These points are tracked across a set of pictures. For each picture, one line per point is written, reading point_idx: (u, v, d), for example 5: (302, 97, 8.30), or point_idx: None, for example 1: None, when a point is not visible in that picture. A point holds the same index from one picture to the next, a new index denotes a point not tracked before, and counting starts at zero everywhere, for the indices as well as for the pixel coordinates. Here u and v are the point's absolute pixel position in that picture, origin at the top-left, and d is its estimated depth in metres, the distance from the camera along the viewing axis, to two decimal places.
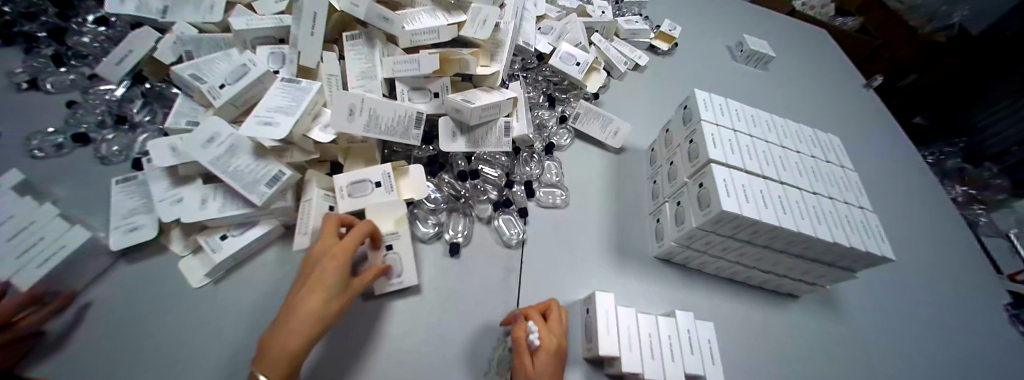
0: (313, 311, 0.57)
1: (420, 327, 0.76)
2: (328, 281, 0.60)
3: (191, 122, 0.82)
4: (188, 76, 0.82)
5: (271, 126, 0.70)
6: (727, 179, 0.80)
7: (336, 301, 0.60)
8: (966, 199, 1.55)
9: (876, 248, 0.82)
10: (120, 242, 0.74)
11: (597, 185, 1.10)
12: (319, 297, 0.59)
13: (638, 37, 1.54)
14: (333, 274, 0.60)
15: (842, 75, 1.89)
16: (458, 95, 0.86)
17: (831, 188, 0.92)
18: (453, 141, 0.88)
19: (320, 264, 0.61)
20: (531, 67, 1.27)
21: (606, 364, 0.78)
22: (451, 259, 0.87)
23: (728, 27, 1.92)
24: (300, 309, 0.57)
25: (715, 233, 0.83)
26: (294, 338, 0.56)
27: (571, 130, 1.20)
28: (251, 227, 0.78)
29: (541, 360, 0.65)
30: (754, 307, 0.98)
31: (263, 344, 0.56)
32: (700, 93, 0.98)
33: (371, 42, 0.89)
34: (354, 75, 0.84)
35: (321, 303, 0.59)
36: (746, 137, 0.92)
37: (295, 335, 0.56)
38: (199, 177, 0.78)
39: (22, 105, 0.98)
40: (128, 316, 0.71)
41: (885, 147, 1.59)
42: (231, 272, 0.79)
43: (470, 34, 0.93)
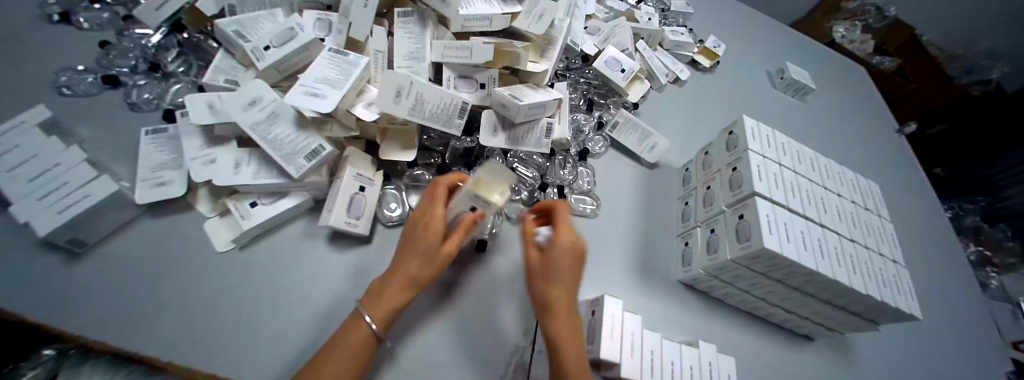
0: (407, 277, 0.63)
1: (435, 358, 0.71)
2: (425, 245, 0.63)
3: (230, 81, 0.79)
4: (232, 33, 0.78)
5: (318, 98, 0.67)
6: (770, 215, 0.77)
7: (436, 265, 0.64)
8: (979, 259, 1.53)
9: (906, 306, 0.81)
10: (145, 196, 0.72)
11: (627, 197, 1.08)
12: (420, 265, 0.63)
13: (681, 49, 1.50)
14: (433, 238, 0.64)
15: (877, 116, 1.85)
16: (506, 90, 0.83)
17: (868, 237, 0.90)
18: (493, 136, 0.85)
19: (415, 235, 0.65)
20: (575, 67, 1.22)
21: None
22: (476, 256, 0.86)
23: (768, 50, 1.87)
24: (406, 266, 0.63)
25: (747, 267, 0.81)
26: (392, 293, 0.62)
27: (606, 138, 1.17)
28: (282, 198, 0.76)
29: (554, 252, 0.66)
30: (768, 343, 0.97)
31: (374, 294, 0.63)
32: (748, 120, 0.95)
33: (423, 21, 0.85)
34: (402, 55, 0.81)
35: (425, 266, 0.63)
36: (790, 173, 0.90)
37: (391, 291, 0.62)
38: (233, 139, 0.75)
39: (55, 39, 0.95)
40: (153, 271, 0.70)
41: (911, 196, 1.56)
42: (255, 240, 0.77)
43: (524, 27, 0.90)
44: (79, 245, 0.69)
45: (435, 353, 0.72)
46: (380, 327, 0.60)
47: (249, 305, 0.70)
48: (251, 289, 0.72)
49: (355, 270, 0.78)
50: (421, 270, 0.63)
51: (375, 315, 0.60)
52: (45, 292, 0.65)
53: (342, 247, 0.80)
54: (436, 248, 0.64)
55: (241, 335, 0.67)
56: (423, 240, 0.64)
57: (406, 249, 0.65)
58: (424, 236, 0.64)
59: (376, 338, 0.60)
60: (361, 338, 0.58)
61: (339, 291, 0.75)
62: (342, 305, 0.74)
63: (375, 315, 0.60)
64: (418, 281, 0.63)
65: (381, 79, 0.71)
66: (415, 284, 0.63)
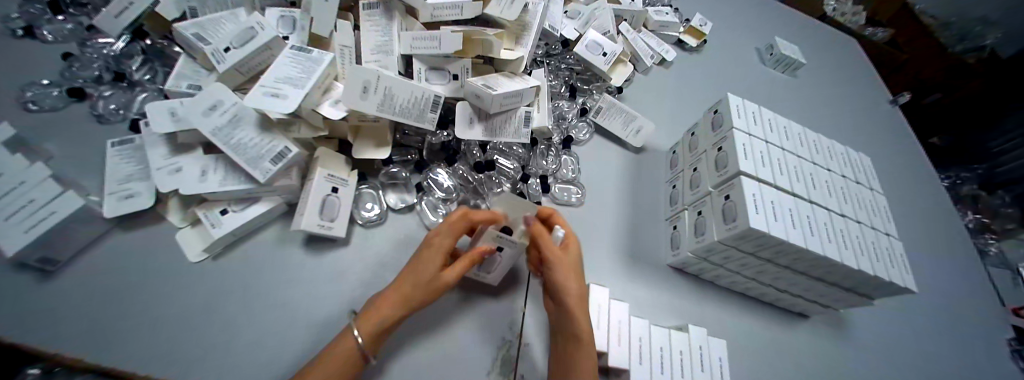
0: (400, 296, 0.61)
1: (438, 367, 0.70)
2: (426, 267, 0.63)
3: (193, 86, 0.76)
4: (191, 36, 0.76)
5: (280, 99, 0.65)
6: (756, 194, 0.75)
7: (430, 289, 0.62)
8: (976, 226, 1.51)
9: (899, 279, 0.79)
10: (113, 209, 0.71)
11: (614, 183, 1.06)
12: (419, 286, 0.62)
13: (667, 30, 1.46)
14: (433, 263, 0.63)
15: (870, 88, 1.81)
16: (480, 80, 0.80)
17: (859, 211, 0.88)
18: (469, 128, 0.83)
19: (418, 257, 0.64)
20: (555, 53, 1.19)
21: (610, 372, 0.76)
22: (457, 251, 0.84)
23: (756, 26, 1.83)
24: (402, 287, 0.62)
25: (735, 248, 0.80)
26: (383, 310, 0.60)
27: (591, 124, 1.15)
28: (253, 203, 0.74)
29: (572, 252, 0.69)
30: (762, 324, 0.96)
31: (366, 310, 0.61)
32: (733, 97, 0.92)
33: (390, 14, 0.82)
34: (369, 49, 0.78)
35: (419, 289, 0.62)
36: (777, 150, 0.88)
37: (384, 308, 0.61)
38: (200, 146, 0.73)
39: (18, 53, 0.93)
40: (124, 286, 0.69)
41: (906, 168, 1.54)
42: (229, 249, 0.75)
43: (497, 13, 0.86)
44: (50, 263, 0.67)
45: (430, 369, 0.70)
46: (366, 342, 0.59)
47: (224, 316, 0.69)
48: (226, 299, 0.70)
49: (335, 272, 0.77)
50: (417, 290, 0.62)
51: (364, 329, 0.58)
52: (18, 312, 0.63)
53: (320, 251, 0.79)
54: (435, 272, 0.63)
55: (217, 346, 0.66)
56: (423, 265, 0.63)
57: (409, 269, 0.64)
58: (425, 256, 0.64)
59: (362, 353, 0.59)
60: (345, 353, 0.57)
61: (320, 295, 0.74)
62: (323, 309, 0.72)
63: (363, 329, 0.58)
64: (410, 302, 0.61)
65: (348, 74, 0.69)
66: (406, 306, 0.61)
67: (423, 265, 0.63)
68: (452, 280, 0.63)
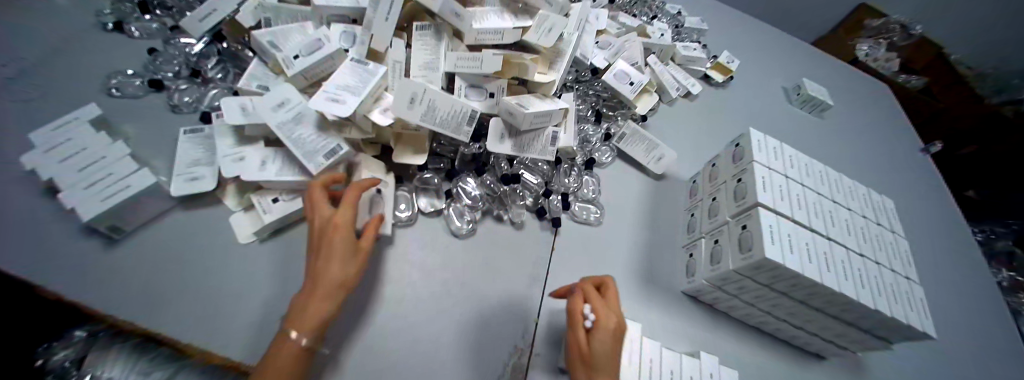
0: (337, 281, 0.60)
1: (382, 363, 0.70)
2: (337, 246, 0.61)
3: (261, 86, 0.86)
4: (266, 44, 0.86)
5: (338, 103, 0.73)
6: (773, 226, 0.77)
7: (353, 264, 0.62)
8: (1015, 286, 1.44)
9: (920, 324, 0.78)
10: (179, 188, 0.79)
11: (632, 207, 1.09)
12: (346, 264, 0.61)
13: (694, 64, 1.51)
14: (348, 239, 0.62)
15: (901, 134, 1.79)
16: (513, 99, 0.87)
17: (880, 253, 0.88)
18: (500, 143, 0.89)
19: (325, 229, 0.63)
20: (584, 80, 1.25)
21: None
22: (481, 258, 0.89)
23: (783, 66, 1.86)
24: (327, 266, 0.60)
25: (750, 278, 0.81)
26: (320, 303, 0.58)
27: (613, 148, 1.20)
28: (301, 195, 0.82)
29: (600, 336, 0.64)
30: (776, 360, 0.94)
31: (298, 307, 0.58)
32: (754, 132, 0.95)
33: (439, 35, 0.91)
34: (417, 65, 0.87)
35: (346, 267, 0.61)
36: (797, 185, 0.90)
37: (318, 299, 0.58)
38: (262, 139, 0.82)
39: (110, 46, 1.06)
40: (176, 259, 0.76)
41: (936, 218, 1.50)
42: (275, 234, 0.83)
43: (534, 40, 0.93)
44: (118, 231, 0.76)
45: (394, 357, 0.71)
46: (310, 341, 0.57)
47: (261, 294, 0.75)
48: (264, 280, 0.76)
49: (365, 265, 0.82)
50: (344, 270, 0.61)
51: (303, 324, 0.57)
52: (86, 273, 0.71)
53: None
54: (353, 246, 0.62)
55: (251, 323, 0.71)
56: (339, 242, 0.61)
57: (320, 253, 0.61)
58: (333, 234, 0.62)
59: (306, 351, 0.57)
60: (292, 355, 0.55)
61: None
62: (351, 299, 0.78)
63: (302, 330, 0.56)
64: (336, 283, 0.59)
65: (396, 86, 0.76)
66: (340, 285, 0.60)
67: (341, 243, 0.61)
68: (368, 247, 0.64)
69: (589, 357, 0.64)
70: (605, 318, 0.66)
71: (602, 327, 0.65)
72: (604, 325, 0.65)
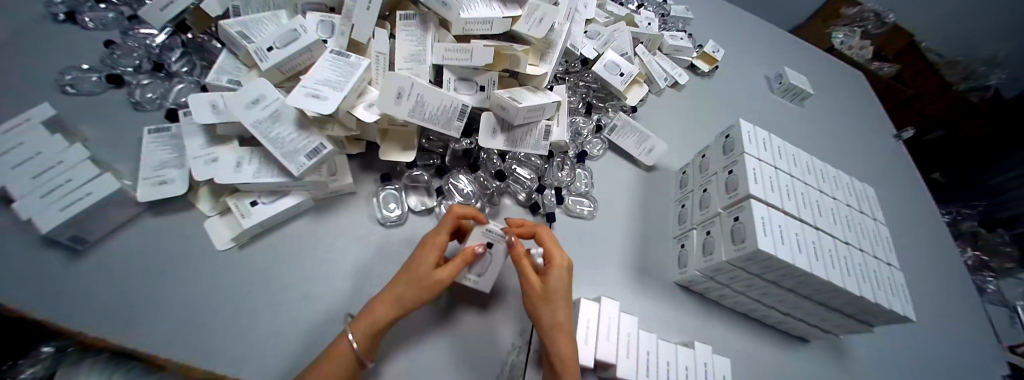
0: (399, 300, 0.61)
1: (419, 362, 0.71)
2: (421, 267, 0.63)
3: (232, 81, 0.79)
4: (236, 34, 0.78)
5: (320, 100, 0.68)
6: (765, 217, 0.78)
7: (426, 292, 0.61)
8: (975, 264, 1.54)
9: (900, 308, 0.81)
10: (148, 194, 0.73)
11: (624, 199, 1.08)
12: (412, 285, 0.62)
13: (680, 54, 1.50)
14: (428, 261, 0.64)
15: (875, 122, 1.86)
16: (506, 92, 0.84)
17: (863, 240, 0.91)
18: (492, 138, 0.86)
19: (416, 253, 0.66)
20: (574, 71, 1.22)
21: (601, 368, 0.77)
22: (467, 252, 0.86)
23: (764, 55, 1.88)
24: (397, 285, 0.62)
25: (742, 269, 0.82)
26: (384, 307, 0.61)
27: (604, 140, 1.18)
28: (283, 197, 0.77)
29: (554, 275, 0.67)
30: (765, 346, 0.97)
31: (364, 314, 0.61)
32: (744, 124, 0.96)
33: (425, 25, 0.86)
34: (404, 57, 0.82)
35: (412, 287, 0.61)
36: (785, 176, 0.91)
37: (384, 305, 0.61)
38: (236, 138, 0.76)
39: (59, 37, 0.96)
40: (154, 268, 0.71)
41: (908, 201, 1.57)
42: (255, 239, 0.78)
43: (524, 30, 0.90)
44: (82, 243, 0.69)
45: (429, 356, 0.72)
46: (361, 347, 0.59)
47: (247, 303, 0.71)
48: (250, 288, 0.72)
49: (355, 269, 0.79)
50: (410, 291, 0.61)
51: (358, 333, 0.59)
52: (49, 289, 0.65)
53: (341, 248, 0.81)
54: (428, 272, 0.63)
55: (238, 333, 0.68)
56: (418, 263, 0.64)
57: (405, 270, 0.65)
58: (420, 251, 0.66)
59: (357, 358, 0.59)
60: (340, 357, 0.57)
61: (338, 289, 0.76)
62: (342, 304, 0.74)
63: (358, 332, 0.59)
64: (403, 302, 0.61)
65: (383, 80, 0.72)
66: (399, 305, 0.61)
67: (418, 263, 0.64)
68: (447, 278, 0.63)
69: (543, 294, 0.66)
70: (556, 254, 0.69)
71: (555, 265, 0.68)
72: (558, 263, 0.68)
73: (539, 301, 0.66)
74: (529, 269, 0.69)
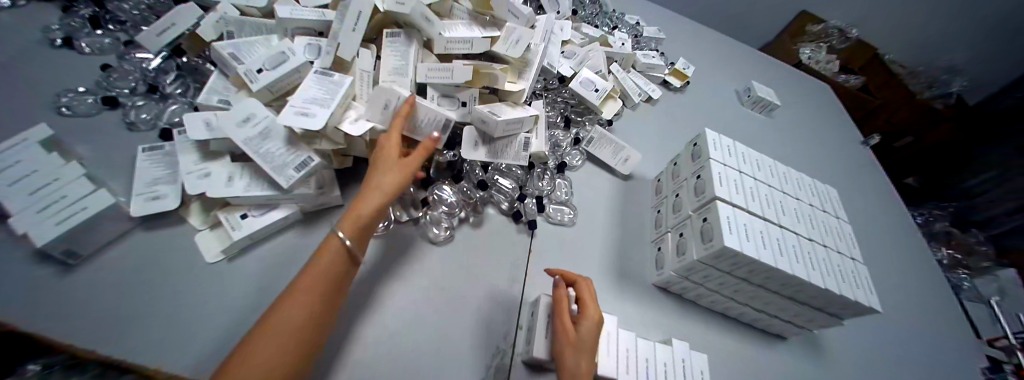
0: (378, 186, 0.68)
1: (377, 357, 0.71)
2: (387, 160, 0.71)
3: (223, 101, 0.84)
4: (228, 54, 0.84)
5: (308, 117, 0.73)
6: (730, 217, 0.84)
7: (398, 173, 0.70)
8: (950, 262, 1.60)
9: (864, 299, 0.86)
10: (141, 209, 0.75)
11: (603, 206, 1.14)
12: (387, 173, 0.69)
13: (653, 71, 1.61)
14: (393, 152, 0.73)
15: (841, 130, 1.97)
16: (487, 107, 0.90)
17: (826, 237, 0.97)
18: (474, 150, 0.92)
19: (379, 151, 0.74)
20: (552, 87, 1.30)
21: None
22: (435, 252, 0.90)
23: (735, 71, 2.01)
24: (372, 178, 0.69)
25: (714, 267, 0.87)
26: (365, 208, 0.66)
27: (583, 152, 1.25)
28: (272, 210, 0.80)
29: (585, 325, 0.73)
30: (742, 343, 1.01)
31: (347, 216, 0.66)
32: (709, 133, 1.03)
33: (410, 42, 0.91)
34: (388, 72, 0.87)
35: (388, 173, 0.69)
36: (750, 179, 0.97)
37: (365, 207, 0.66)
38: (227, 154, 0.80)
39: (56, 62, 0.99)
40: (143, 280, 0.73)
41: (875, 203, 1.66)
42: (245, 251, 0.80)
43: (502, 51, 0.98)
44: (74, 257, 0.71)
45: (388, 352, 0.72)
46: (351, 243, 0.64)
47: (234, 312, 0.73)
48: (238, 298, 0.74)
49: None
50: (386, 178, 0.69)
51: (346, 230, 0.64)
52: (39, 303, 0.66)
53: None
54: (395, 159, 0.72)
55: (224, 342, 0.69)
56: (386, 156, 0.72)
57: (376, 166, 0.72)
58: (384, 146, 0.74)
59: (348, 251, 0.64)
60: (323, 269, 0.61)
61: None
62: None
63: (346, 229, 0.64)
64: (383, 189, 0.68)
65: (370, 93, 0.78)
66: (383, 194, 0.68)
67: (386, 155, 0.72)
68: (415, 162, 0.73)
69: (575, 341, 0.71)
70: (591, 308, 0.76)
71: (588, 318, 0.74)
72: (591, 316, 0.74)
73: (569, 347, 0.70)
74: (565, 317, 0.75)
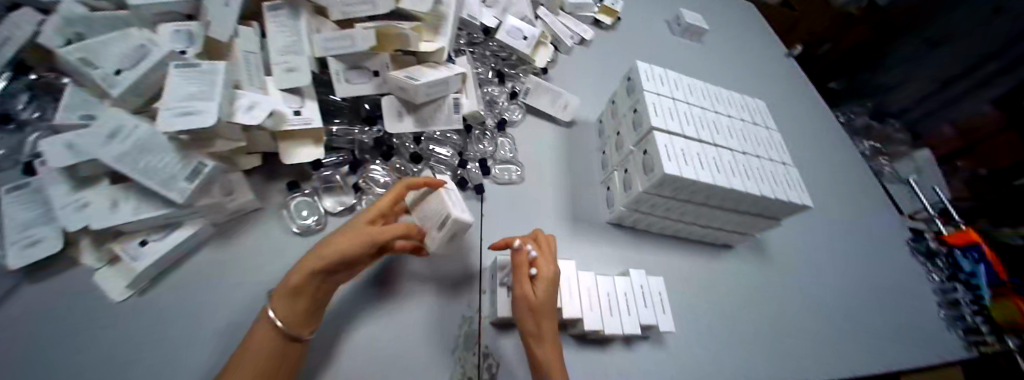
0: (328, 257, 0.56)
1: (360, 356, 0.68)
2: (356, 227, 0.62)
3: (86, 116, 0.70)
4: (76, 61, 0.69)
5: (195, 116, 0.64)
6: (667, 145, 0.84)
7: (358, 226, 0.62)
8: (872, 153, 1.77)
9: (797, 198, 0.91)
10: (20, 259, 0.65)
11: (549, 156, 1.12)
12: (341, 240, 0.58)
13: (582, 11, 1.55)
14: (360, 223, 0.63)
15: (769, 45, 2.03)
16: (402, 72, 0.83)
17: (759, 148, 1.01)
18: (400, 121, 0.87)
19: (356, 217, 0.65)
20: (478, 41, 1.23)
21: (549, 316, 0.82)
22: None
23: (664, 1, 1.99)
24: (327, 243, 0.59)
25: (658, 195, 0.88)
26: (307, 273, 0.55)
27: (522, 105, 1.20)
28: (175, 229, 0.72)
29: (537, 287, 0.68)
30: (697, 261, 1.06)
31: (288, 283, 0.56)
32: (641, 65, 1.02)
33: (297, 12, 0.82)
34: (275, 50, 0.77)
35: (342, 241, 0.58)
36: (683, 104, 0.98)
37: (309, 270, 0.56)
38: (105, 177, 0.69)
39: None
40: (43, 336, 0.63)
41: (805, 109, 1.75)
42: (160, 279, 0.72)
43: (410, 7, 0.87)
44: None
45: (371, 347, 0.70)
46: (291, 313, 0.56)
47: (163, 345, 0.65)
48: (164, 330, 0.67)
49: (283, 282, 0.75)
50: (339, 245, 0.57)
51: (285, 301, 0.55)
52: None
53: (261, 267, 0.77)
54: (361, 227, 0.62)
55: (158, 377, 0.62)
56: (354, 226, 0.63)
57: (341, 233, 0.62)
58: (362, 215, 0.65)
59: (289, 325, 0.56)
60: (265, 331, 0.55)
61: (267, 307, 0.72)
62: None
63: (283, 302, 0.55)
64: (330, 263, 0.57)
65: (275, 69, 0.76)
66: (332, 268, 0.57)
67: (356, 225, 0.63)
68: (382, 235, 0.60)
69: (533, 309, 0.67)
70: (546, 270, 0.70)
71: (545, 280, 0.68)
72: (547, 275, 0.69)
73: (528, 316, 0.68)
74: (522, 281, 0.69)
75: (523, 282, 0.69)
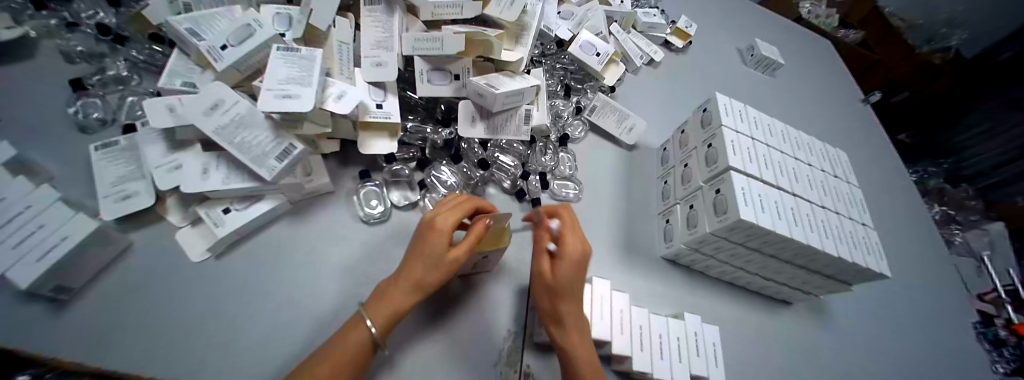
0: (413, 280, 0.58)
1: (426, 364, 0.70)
2: (435, 249, 0.59)
3: (187, 84, 0.75)
4: (185, 31, 0.72)
5: (291, 99, 0.65)
6: (745, 189, 0.80)
7: (443, 272, 0.59)
8: (942, 219, 1.57)
9: (876, 266, 0.85)
10: (112, 211, 0.69)
11: (609, 179, 1.09)
12: (432, 270, 0.59)
13: (655, 31, 1.50)
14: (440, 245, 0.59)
15: (844, 88, 1.90)
16: (482, 79, 0.82)
17: (838, 203, 0.94)
18: (472, 126, 0.86)
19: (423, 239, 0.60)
20: (550, 53, 1.22)
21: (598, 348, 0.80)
22: None
23: (737, 28, 1.90)
24: (413, 269, 0.59)
25: (726, 239, 0.84)
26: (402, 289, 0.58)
27: (586, 122, 1.18)
28: (255, 202, 0.74)
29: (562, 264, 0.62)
30: (750, 312, 1.00)
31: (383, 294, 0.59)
32: (721, 97, 0.97)
33: (391, 9, 0.82)
34: (369, 44, 0.79)
35: (431, 273, 0.59)
36: (763, 146, 0.93)
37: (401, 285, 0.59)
38: (198, 142, 0.72)
39: None
40: (127, 286, 0.67)
41: (877, 162, 1.63)
42: (232, 247, 0.75)
43: (495, 14, 0.87)
44: None
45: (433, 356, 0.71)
46: (381, 331, 0.57)
47: (229, 314, 0.68)
48: (231, 298, 0.70)
49: (341, 269, 0.77)
50: (432, 274, 0.59)
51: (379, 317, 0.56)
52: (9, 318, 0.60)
53: (321, 250, 0.78)
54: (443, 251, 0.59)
55: (222, 345, 0.65)
56: (431, 247, 0.59)
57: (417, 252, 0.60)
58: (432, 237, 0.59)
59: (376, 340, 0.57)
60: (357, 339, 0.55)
61: (324, 292, 0.74)
62: (328, 307, 0.72)
63: (378, 317, 0.56)
64: (425, 287, 0.59)
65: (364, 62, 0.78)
66: (420, 290, 0.59)
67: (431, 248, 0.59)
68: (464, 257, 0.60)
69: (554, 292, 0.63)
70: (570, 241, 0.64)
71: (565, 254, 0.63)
72: (570, 253, 0.63)
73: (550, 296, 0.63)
74: (542, 257, 0.65)
75: (541, 258, 0.66)
